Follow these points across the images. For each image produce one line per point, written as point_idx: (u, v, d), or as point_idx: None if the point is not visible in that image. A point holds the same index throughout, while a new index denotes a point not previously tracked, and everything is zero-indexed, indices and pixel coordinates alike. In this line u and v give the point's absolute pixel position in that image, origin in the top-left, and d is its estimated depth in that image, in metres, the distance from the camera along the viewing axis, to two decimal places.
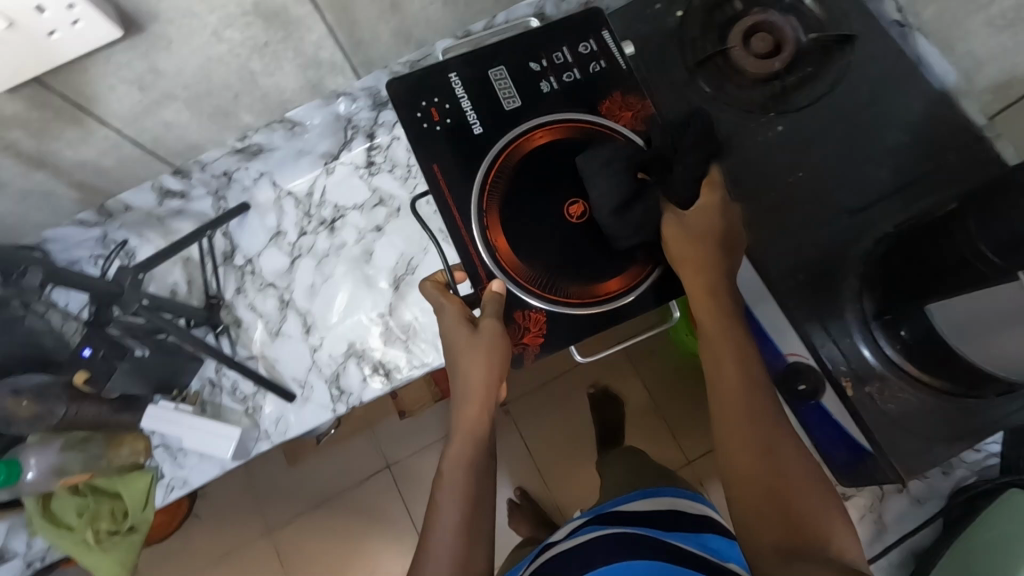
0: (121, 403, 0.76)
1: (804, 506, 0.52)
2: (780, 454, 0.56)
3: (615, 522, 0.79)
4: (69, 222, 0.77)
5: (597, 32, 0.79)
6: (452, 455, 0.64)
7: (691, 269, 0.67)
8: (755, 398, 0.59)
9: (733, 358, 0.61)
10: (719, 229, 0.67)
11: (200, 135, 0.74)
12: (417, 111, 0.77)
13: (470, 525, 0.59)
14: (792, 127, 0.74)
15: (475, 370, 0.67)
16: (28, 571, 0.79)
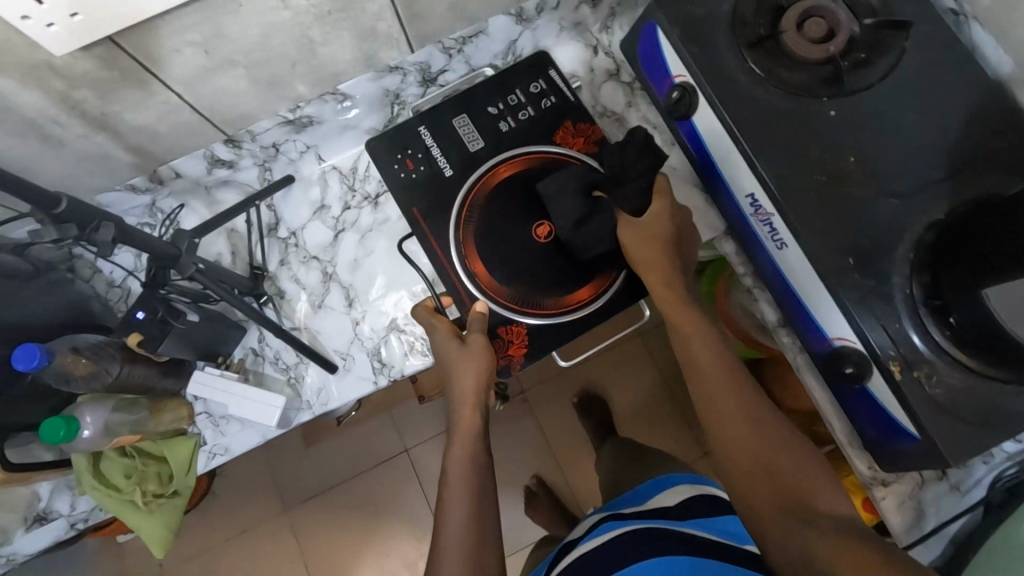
0: (167, 368, 0.76)
1: (795, 477, 0.64)
2: (767, 440, 0.67)
3: (633, 519, 0.82)
4: (120, 187, 0.77)
5: (546, 72, 0.86)
6: (456, 454, 0.72)
7: (658, 280, 0.76)
8: (737, 399, 0.70)
9: (711, 364, 0.73)
10: (669, 233, 0.76)
11: (255, 103, 0.74)
12: (394, 164, 0.84)
13: (476, 532, 0.65)
14: (845, 112, 0.74)
15: (468, 372, 0.75)
16: (72, 531, 0.80)
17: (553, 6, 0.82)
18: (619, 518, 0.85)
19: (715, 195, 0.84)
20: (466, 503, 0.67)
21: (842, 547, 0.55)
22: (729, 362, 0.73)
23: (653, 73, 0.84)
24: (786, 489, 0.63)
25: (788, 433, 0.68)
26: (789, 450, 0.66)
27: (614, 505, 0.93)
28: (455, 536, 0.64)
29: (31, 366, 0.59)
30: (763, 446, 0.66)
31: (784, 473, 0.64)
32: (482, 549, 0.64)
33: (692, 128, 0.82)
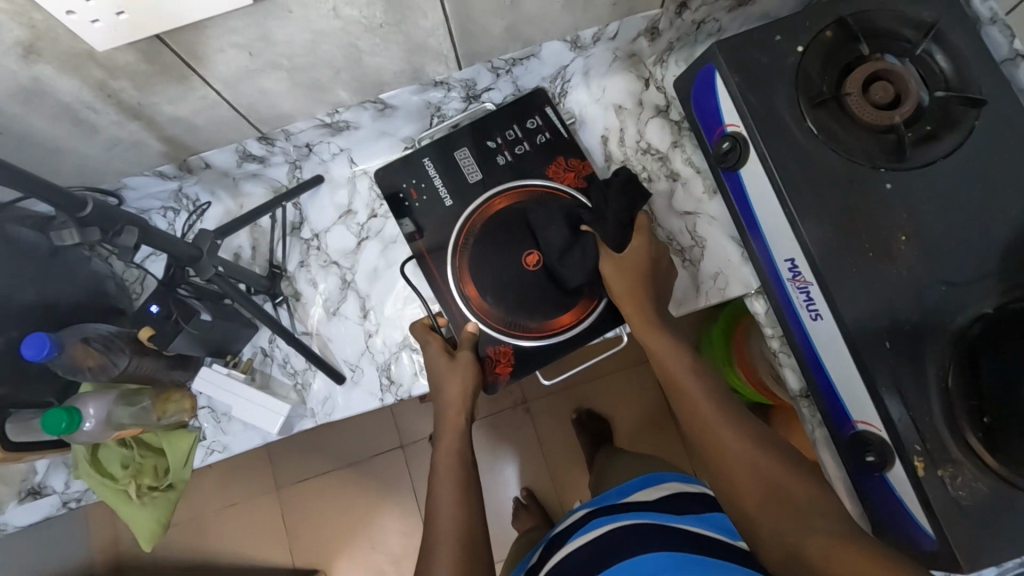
0: (175, 361, 0.75)
1: (789, 487, 0.61)
2: (754, 453, 0.65)
3: (625, 514, 0.77)
4: (148, 172, 0.76)
5: (542, 108, 0.84)
6: (445, 447, 0.72)
7: (646, 304, 0.75)
8: (723, 416, 0.68)
9: (698, 385, 0.71)
10: (652, 263, 0.76)
11: (293, 105, 0.72)
12: (399, 192, 0.83)
13: (463, 527, 0.64)
14: (901, 187, 0.70)
15: (458, 377, 0.75)
16: (63, 509, 0.79)
17: (611, 36, 0.79)
18: (610, 513, 0.79)
19: (753, 253, 0.80)
20: (454, 496, 0.66)
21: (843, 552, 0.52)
22: (714, 382, 0.72)
23: (706, 117, 0.81)
24: (780, 499, 0.61)
25: (777, 444, 0.66)
26: (781, 460, 0.64)
27: (601, 498, 0.86)
28: (445, 530, 0.63)
29: (41, 356, 0.59)
30: (752, 458, 0.64)
31: (778, 484, 0.62)
32: (471, 535, 0.64)
33: (737, 179, 0.79)
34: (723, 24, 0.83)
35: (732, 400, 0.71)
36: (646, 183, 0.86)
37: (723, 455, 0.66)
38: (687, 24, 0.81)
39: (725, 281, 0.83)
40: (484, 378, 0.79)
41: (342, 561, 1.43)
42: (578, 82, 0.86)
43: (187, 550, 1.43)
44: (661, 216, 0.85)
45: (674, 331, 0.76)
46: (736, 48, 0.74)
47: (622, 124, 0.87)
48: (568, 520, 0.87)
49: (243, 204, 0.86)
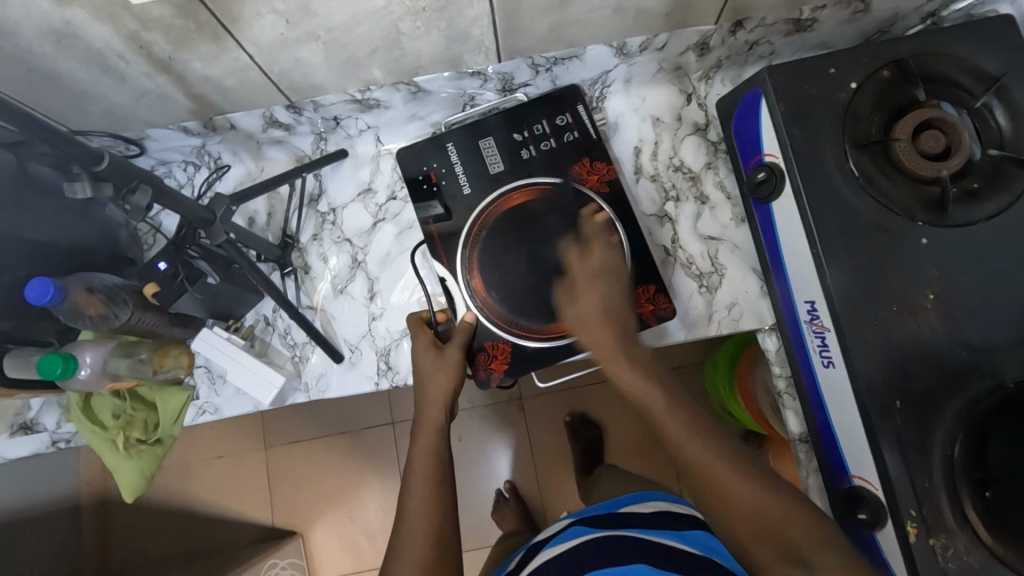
0: (177, 319, 0.75)
1: (799, 534, 0.57)
2: (756, 494, 0.60)
3: (604, 526, 0.77)
4: (173, 126, 0.75)
5: (574, 105, 0.80)
6: (423, 441, 0.70)
7: (611, 338, 0.71)
8: (714, 452, 0.63)
9: (675, 418, 0.66)
10: (609, 304, 0.72)
11: (325, 78, 0.70)
12: (418, 175, 0.81)
13: (434, 530, 0.63)
14: (937, 244, 0.68)
15: (443, 374, 0.73)
16: (52, 448, 0.80)
17: (659, 47, 0.76)
18: (589, 523, 0.79)
19: (773, 290, 0.78)
20: (425, 495, 0.65)
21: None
22: (694, 412, 0.67)
23: (744, 142, 0.78)
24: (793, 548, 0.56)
25: (775, 482, 0.61)
26: (776, 493, 0.60)
27: (586, 510, 0.85)
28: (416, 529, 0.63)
29: (43, 300, 0.59)
30: (754, 502, 0.59)
31: (788, 535, 0.57)
32: (443, 538, 0.63)
33: (768, 212, 0.76)
34: (777, 48, 0.80)
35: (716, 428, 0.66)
36: (673, 202, 0.83)
37: (723, 499, 0.60)
38: (739, 43, 0.78)
39: (740, 312, 0.81)
40: (474, 371, 0.76)
41: (319, 529, 1.44)
42: (618, 88, 0.84)
43: (171, 497, 1.45)
44: (684, 238, 0.82)
45: (643, 359, 0.71)
46: (788, 76, 0.71)
47: (657, 137, 0.84)
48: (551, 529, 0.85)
49: (264, 167, 0.85)
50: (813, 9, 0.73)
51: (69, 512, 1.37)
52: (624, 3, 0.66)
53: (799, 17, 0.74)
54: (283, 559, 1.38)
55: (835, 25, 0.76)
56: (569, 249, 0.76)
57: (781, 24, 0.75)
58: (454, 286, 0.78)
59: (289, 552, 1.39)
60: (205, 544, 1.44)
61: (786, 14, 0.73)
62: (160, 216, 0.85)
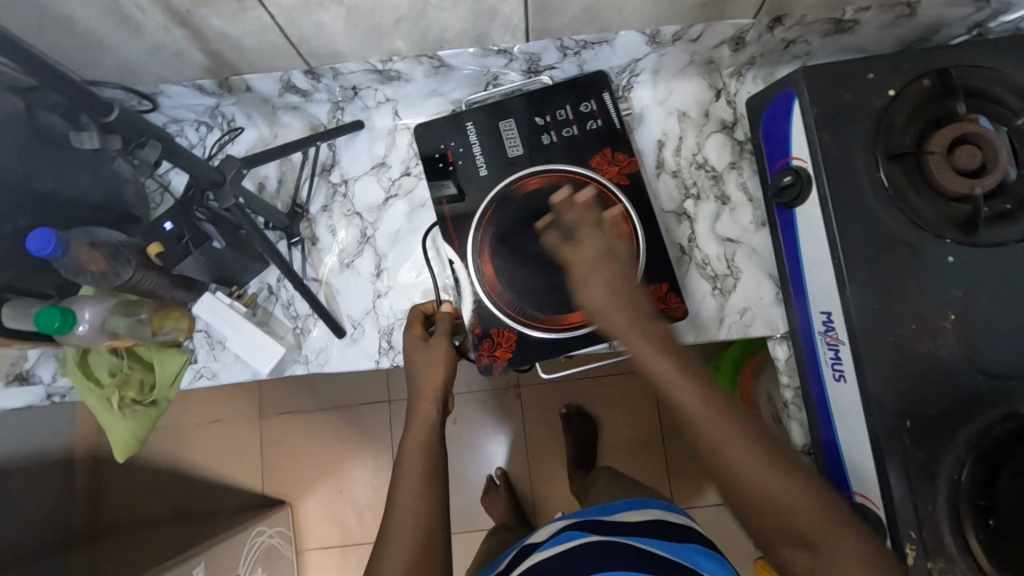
0: (179, 281, 0.74)
1: (815, 520, 0.56)
2: (783, 489, 0.56)
3: (599, 532, 0.75)
4: (187, 84, 0.73)
5: (599, 92, 0.78)
6: (414, 432, 0.67)
7: (621, 317, 0.62)
8: (736, 437, 0.57)
9: (692, 404, 0.58)
10: (617, 278, 0.64)
11: (346, 45, 0.68)
12: (435, 153, 0.79)
13: (422, 526, 0.61)
14: (963, 263, 0.66)
15: (436, 365, 0.70)
16: (46, 401, 0.79)
17: (692, 39, 0.74)
18: (584, 527, 0.77)
19: (789, 298, 0.76)
20: (416, 487, 0.62)
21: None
22: (713, 392, 0.59)
23: (772, 145, 0.76)
24: (805, 534, 0.55)
25: (795, 465, 0.58)
26: (794, 479, 0.56)
27: (584, 513, 0.84)
28: (405, 522, 0.61)
29: (45, 252, 0.57)
30: (783, 497, 0.56)
31: (801, 523, 0.55)
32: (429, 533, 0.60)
33: (790, 217, 0.74)
34: (814, 49, 0.77)
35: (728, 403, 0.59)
36: (693, 199, 0.81)
37: (739, 482, 0.57)
38: (775, 41, 0.75)
39: (752, 318, 0.79)
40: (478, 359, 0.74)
41: (309, 501, 1.44)
42: (646, 78, 0.81)
43: (164, 457, 1.46)
44: (701, 237, 0.80)
45: (660, 333, 0.62)
46: (824, 78, 0.69)
47: (681, 132, 0.82)
48: (548, 529, 0.84)
49: (277, 133, 0.83)
50: (856, 10, 0.70)
51: (62, 465, 1.37)
52: None
53: (840, 18, 0.71)
54: (271, 528, 1.31)
55: (876, 28, 0.73)
56: (568, 216, 0.69)
57: (821, 23, 0.72)
58: (464, 272, 0.76)
59: (277, 522, 1.34)
60: (194, 507, 1.44)
61: (828, 13, 0.70)
62: (168, 175, 0.83)
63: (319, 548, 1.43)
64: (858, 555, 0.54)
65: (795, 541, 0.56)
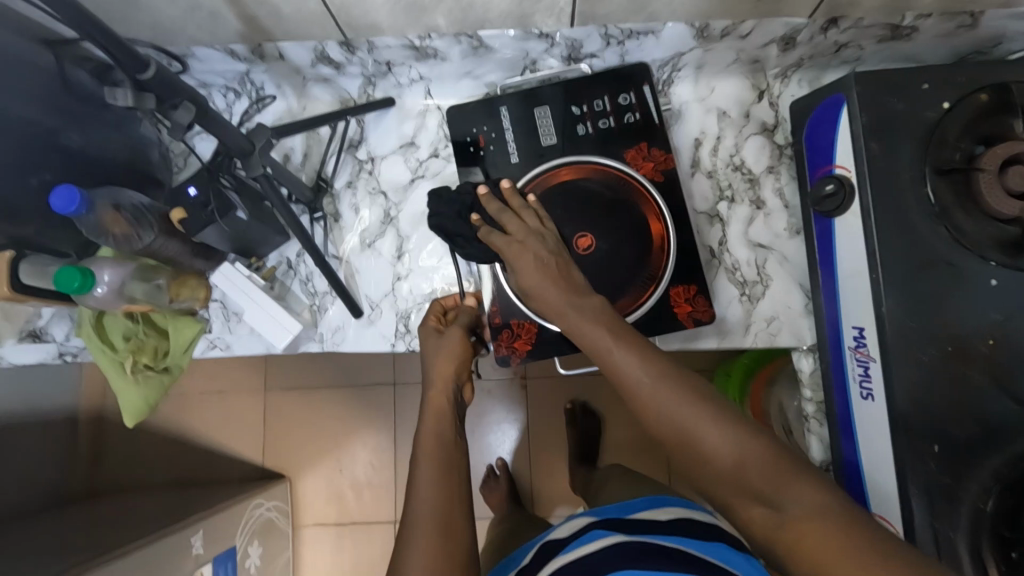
0: (199, 249, 0.73)
1: (756, 467, 0.51)
2: (714, 432, 0.53)
3: (627, 531, 0.72)
4: (219, 48, 0.71)
5: (639, 85, 0.76)
6: (427, 429, 0.65)
7: (555, 294, 0.63)
8: (671, 390, 0.55)
9: (632, 365, 0.57)
10: (546, 257, 0.65)
11: (385, 18, 0.67)
12: (466, 137, 0.77)
13: (443, 517, 0.58)
14: (1007, 287, 0.63)
15: (450, 356, 0.70)
16: (57, 360, 0.78)
17: (742, 35, 0.71)
18: (609, 527, 0.74)
19: (819, 310, 0.74)
20: (434, 478, 0.60)
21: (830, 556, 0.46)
22: (651, 358, 0.58)
23: (814, 151, 0.73)
24: (750, 483, 0.51)
25: (738, 415, 0.54)
26: (728, 421, 0.53)
27: (604, 510, 0.82)
28: (426, 516, 0.57)
29: (68, 210, 0.56)
30: (716, 443, 0.53)
31: (747, 473, 0.51)
32: (451, 525, 0.57)
33: (828, 227, 0.72)
34: (866, 54, 0.74)
35: (664, 359, 0.58)
36: (727, 202, 0.79)
37: (682, 437, 0.54)
38: (827, 44, 0.73)
39: (778, 327, 0.77)
40: (497, 349, 0.74)
41: (308, 477, 1.44)
42: (688, 74, 0.79)
43: (167, 423, 1.46)
44: (731, 242, 0.78)
45: (587, 305, 0.62)
46: (877, 85, 0.66)
47: (720, 131, 0.79)
48: (568, 526, 0.81)
49: (306, 105, 0.82)
50: (917, 17, 0.67)
51: (66, 422, 1.37)
52: None
53: (899, 23, 0.68)
54: (268, 501, 1.30)
55: (934, 37, 0.70)
56: (491, 207, 0.69)
57: (877, 28, 0.69)
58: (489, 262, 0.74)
59: (275, 496, 1.34)
60: (194, 474, 1.44)
61: (886, 17, 0.67)
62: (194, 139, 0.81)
63: (315, 524, 1.42)
64: (812, 496, 0.49)
65: (746, 492, 0.51)
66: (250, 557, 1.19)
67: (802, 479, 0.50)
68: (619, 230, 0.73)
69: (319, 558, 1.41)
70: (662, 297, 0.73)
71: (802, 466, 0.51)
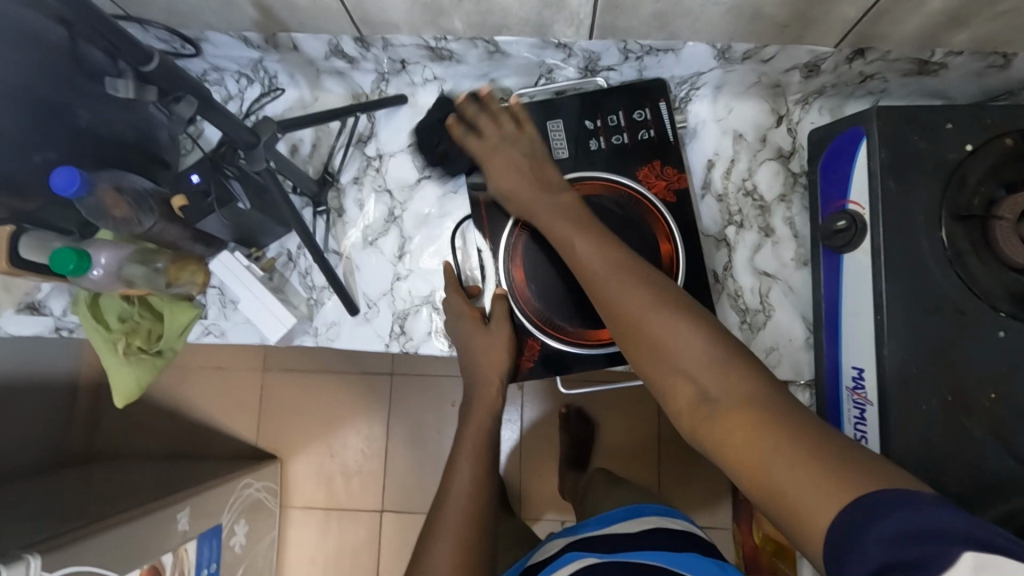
0: (200, 236, 0.72)
1: (697, 354, 0.51)
2: (654, 313, 0.54)
3: (598, 554, 0.70)
4: (233, 34, 0.70)
5: (655, 101, 0.74)
6: (475, 422, 0.72)
7: (533, 192, 0.67)
8: (648, 304, 0.55)
9: (611, 271, 0.58)
10: (523, 164, 0.68)
11: (402, 17, 0.65)
12: None
13: (471, 508, 0.66)
14: (1015, 340, 0.62)
15: (496, 352, 0.71)
16: (53, 334, 0.79)
17: (764, 59, 0.69)
18: (582, 549, 0.73)
19: (821, 347, 0.73)
20: (472, 477, 0.67)
21: (759, 446, 0.44)
22: (623, 256, 0.59)
23: (829, 184, 0.72)
24: (687, 366, 0.51)
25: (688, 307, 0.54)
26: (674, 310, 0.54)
27: (580, 528, 0.82)
28: (450, 514, 0.65)
29: (69, 191, 0.56)
30: (659, 326, 0.53)
31: (698, 365, 0.50)
32: (475, 519, 0.65)
33: (837, 261, 0.70)
34: (891, 87, 0.72)
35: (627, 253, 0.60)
36: (735, 227, 0.77)
37: (644, 336, 0.54)
38: (851, 75, 0.71)
39: (777, 359, 0.76)
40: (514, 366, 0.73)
41: (297, 460, 1.44)
42: (706, 93, 0.77)
43: (164, 396, 1.47)
44: (736, 268, 0.77)
45: (604, 236, 0.62)
46: (899, 122, 0.64)
47: (735, 154, 0.78)
48: (545, 551, 0.80)
49: (318, 96, 0.81)
50: (946, 53, 0.65)
51: (64, 387, 1.39)
52: (743, 2, 0.60)
53: (927, 59, 0.66)
54: (258, 482, 1.31)
55: (963, 75, 0.68)
56: (469, 110, 0.71)
57: (905, 62, 0.67)
58: (494, 273, 0.74)
59: (265, 476, 1.34)
60: (187, 447, 1.45)
61: (915, 51, 0.65)
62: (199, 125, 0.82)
63: (303, 507, 1.43)
64: (746, 390, 0.47)
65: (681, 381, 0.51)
66: (236, 535, 1.20)
67: (749, 375, 0.48)
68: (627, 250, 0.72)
69: (304, 540, 1.42)
70: None
71: (749, 361, 0.50)
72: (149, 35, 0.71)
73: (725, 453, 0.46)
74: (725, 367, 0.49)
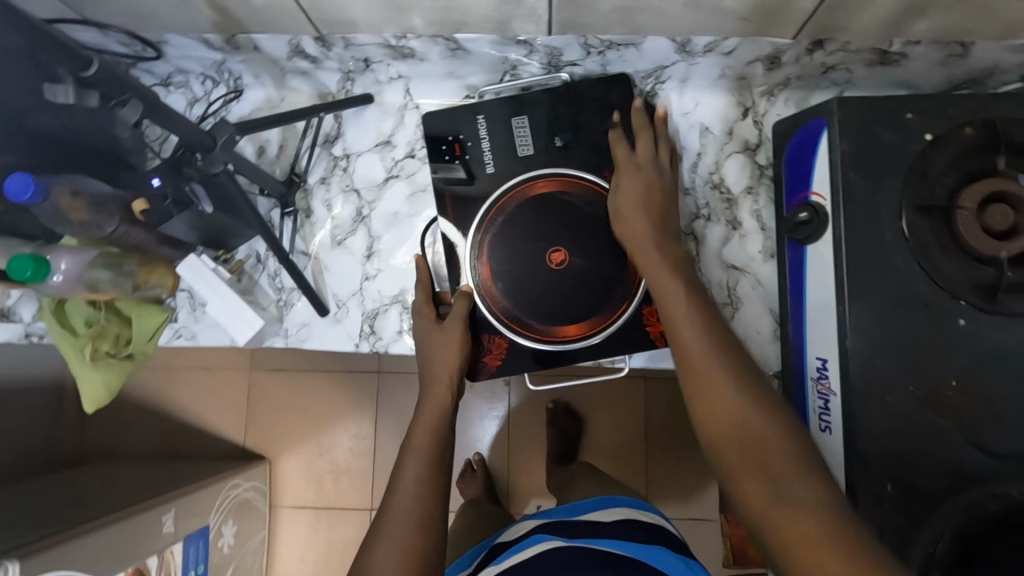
0: (165, 239, 0.72)
1: (781, 445, 0.50)
2: (745, 394, 0.53)
3: (564, 537, 0.72)
4: (193, 36, 0.70)
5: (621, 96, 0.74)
6: (426, 418, 0.68)
7: (646, 229, 0.67)
8: (737, 383, 0.54)
9: (708, 341, 0.57)
10: (654, 190, 0.69)
11: (360, 15, 0.65)
12: (441, 143, 0.76)
13: (423, 503, 0.61)
14: (976, 328, 0.62)
15: (449, 348, 0.71)
16: (24, 340, 0.79)
17: (726, 52, 0.69)
18: (548, 532, 0.74)
19: (787, 337, 0.73)
20: (417, 477, 0.63)
21: (814, 553, 0.43)
22: (717, 329, 0.59)
23: (793, 177, 0.72)
24: (770, 461, 0.50)
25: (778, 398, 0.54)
26: (765, 397, 0.53)
27: (550, 512, 0.83)
28: (395, 514, 0.60)
29: (23, 197, 0.56)
30: (747, 405, 0.52)
31: (776, 454, 0.50)
32: (424, 516, 0.60)
33: (800, 254, 0.70)
34: (855, 77, 0.72)
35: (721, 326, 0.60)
36: (703, 221, 0.78)
37: (724, 410, 0.53)
38: (813, 67, 0.71)
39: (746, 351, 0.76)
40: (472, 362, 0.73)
41: (286, 460, 1.45)
42: (672, 87, 0.77)
43: (152, 398, 1.47)
44: (704, 262, 0.77)
45: (703, 302, 0.61)
46: (859, 112, 0.64)
47: (701, 148, 0.78)
48: (515, 529, 0.82)
49: (285, 97, 0.81)
50: (906, 43, 0.65)
51: (51, 391, 1.39)
52: None
53: (887, 49, 0.66)
54: (246, 482, 1.31)
55: (926, 64, 0.68)
56: (637, 119, 0.72)
57: (865, 52, 0.67)
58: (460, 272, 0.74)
59: (253, 476, 1.35)
60: (176, 449, 1.45)
61: (875, 41, 0.65)
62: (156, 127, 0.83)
63: (292, 506, 1.44)
64: (823, 500, 0.47)
65: (755, 469, 0.50)
66: (224, 536, 1.20)
67: (818, 478, 0.48)
68: (592, 247, 0.72)
69: (294, 539, 1.43)
70: (634, 316, 0.72)
71: (821, 467, 0.49)
72: (110, 40, 0.71)
73: (784, 553, 0.45)
74: (800, 467, 0.49)
